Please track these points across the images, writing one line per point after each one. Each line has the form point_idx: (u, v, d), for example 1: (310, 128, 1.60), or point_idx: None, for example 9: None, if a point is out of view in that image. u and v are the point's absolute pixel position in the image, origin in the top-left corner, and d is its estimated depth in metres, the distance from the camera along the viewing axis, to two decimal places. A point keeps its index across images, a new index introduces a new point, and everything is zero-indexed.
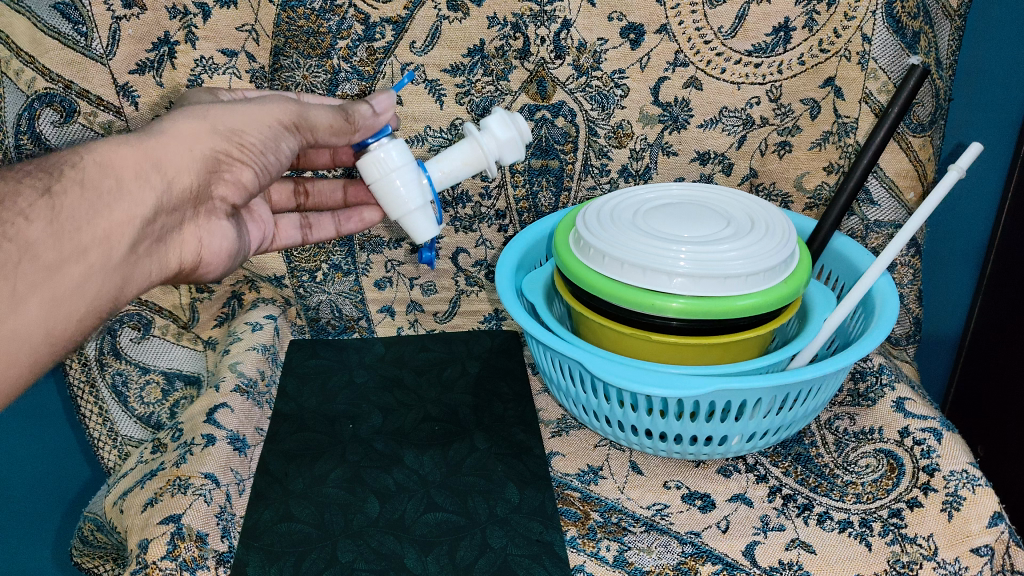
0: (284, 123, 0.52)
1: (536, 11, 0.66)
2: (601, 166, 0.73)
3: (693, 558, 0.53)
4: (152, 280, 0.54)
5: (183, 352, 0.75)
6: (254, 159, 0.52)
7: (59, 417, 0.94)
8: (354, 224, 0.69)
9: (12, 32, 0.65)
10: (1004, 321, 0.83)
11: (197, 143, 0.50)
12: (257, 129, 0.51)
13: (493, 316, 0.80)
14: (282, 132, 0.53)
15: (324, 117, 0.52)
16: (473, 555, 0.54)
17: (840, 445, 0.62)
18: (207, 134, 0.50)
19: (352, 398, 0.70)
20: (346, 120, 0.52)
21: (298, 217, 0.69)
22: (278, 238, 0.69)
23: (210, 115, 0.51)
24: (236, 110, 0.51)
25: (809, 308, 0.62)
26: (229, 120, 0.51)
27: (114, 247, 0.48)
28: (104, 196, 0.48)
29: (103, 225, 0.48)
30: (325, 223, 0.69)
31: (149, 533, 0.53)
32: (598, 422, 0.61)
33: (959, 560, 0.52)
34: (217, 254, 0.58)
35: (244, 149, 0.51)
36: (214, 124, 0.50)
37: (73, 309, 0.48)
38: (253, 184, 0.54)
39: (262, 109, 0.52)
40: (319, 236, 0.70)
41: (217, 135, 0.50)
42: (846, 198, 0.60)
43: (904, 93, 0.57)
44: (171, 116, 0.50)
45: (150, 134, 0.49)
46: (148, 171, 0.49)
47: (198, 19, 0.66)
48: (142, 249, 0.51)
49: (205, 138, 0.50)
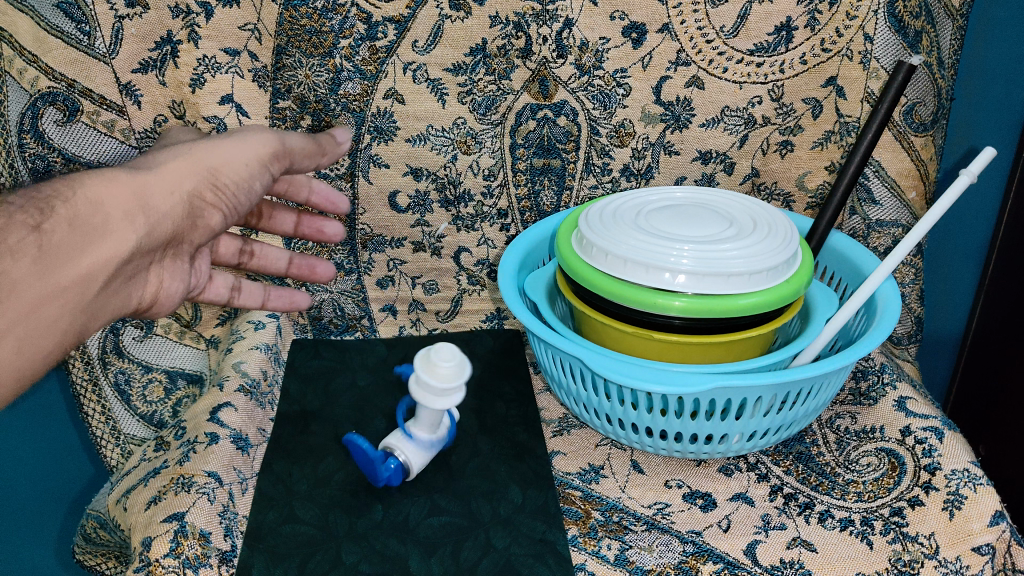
0: (263, 160, 0.56)
1: (538, 11, 0.66)
2: (603, 165, 0.73)
3: (694, 557, 0.53)
4: (113, 316, 0.55)
5: (186, 351, 0.76)
6: (225, 201, 0.55)
7: (60, 406, 0.91)
8: (282, 303, 0.72)
9: (14, 31, 0.64)
10: (1004, 322, 0.83)
11: (182, 182, 0.52)
12: (236, 170, 0.54)
13: (495, 315, 0.80)
14: (259, 170, 0.56)
15: (299, 142, 0.58)
16: (477, 555, 0.54)
17: (841, 444, 0.62)
18: (191, 172, 0.53)
19: (355, 400, 0.70)
20: (320, 148, 0.59)
21: (232, 278, 0.69)
22: (206, 289, 0.68)
23: (198, 153, 0.53)
24: (221, 146, 0.54)
25: (811, 307, 0.62)
26: (213, 159, 0.54)
27: (89, 286, 0.50)
28: (99, 222, 0.49)
29: (97, 249, 0.49)
30: (254, 291, 0.70)
31: (152, 531, 0.54)
32: (598, 420, 0.61)
33: (960, 559, 0.52)
34: (173, 296, 0.60)
35: (220, 189, 0.54)
36: (199, 162, 0.53)
37: (43, 346, 0.49)
38: (222, 224, 0.58)
39: (241, 149, 0.55)
40: (245, 301, 0.70)
41: (200, 174, 0.53)
42: (841, 196, 0.59)
43: (893, 89, 0.56)
44: (158, 154, 0.53)
45: (139, 170, 0.51)
46: (135, 212, 0.50)
47: (201, 18, 0.66)
48: (110, 288, 0.52)
49: (189, 177, 0.53)
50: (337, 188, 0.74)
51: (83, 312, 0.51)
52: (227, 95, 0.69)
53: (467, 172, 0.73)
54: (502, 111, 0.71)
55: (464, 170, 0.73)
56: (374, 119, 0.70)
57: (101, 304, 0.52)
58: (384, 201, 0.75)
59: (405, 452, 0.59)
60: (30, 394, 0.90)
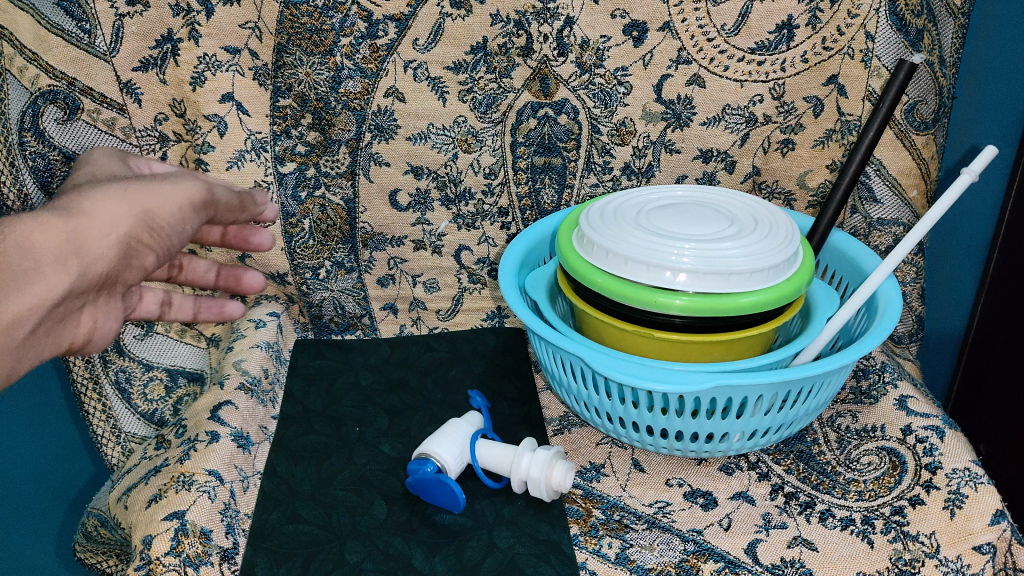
0: (193, 203, 0.57)
1: (539, 9, 0.66)
2: (604, 164, 0.73)
3: (696, 556, 0.53)
4: (44, 356, 0.54)
5: (186, 349, 0.76)
6: (158, 241, 0.55)
7: (60, 400, 0.90)
8: (213, 312, 0.75)
9: (15, 29, 0.64)
10: (1006, 321, 0.83)
11: (115, 225, 0.51)
12: (170, 211, 0.55)
13: (496, 314, 0.80)
14: (189, 214, 0.56)
15: (227, 197, 0.60)
16: (480, 554, 0.54)
17: (842, 443, 0.62)
18: (127, 217, 0.52)
19: (358, 400, 0.70)
20: (241, 203, 0.62)
21: (161, 295, 0.70)
22: (137, 309, 0.68)
23: (134, 195, 0.53)
24: (155, 189, 0.54)
25: (813, 305, 0.62)
26: (149, 201, 0.53)
27: (17, 331, 0.48)
28: (29, 267, 0.48)
29: (28, 293, 0.48)
30: (184, 305, 0.72)
31: (154, 528, 0.54)
32: (599, 419, 0.61)
33: (961, 558, 0.52)
34: (105, 335, 0.60)
35: (154, 233, 0.54)
36: (133, 206, 0.52)
37: None
38: (152, 265, 0.58)
39: (171, 193, 0.55)
40: (176, 315, 0.72)
41: (136, 219, 0.53)
42: (842, 195, 0.60)
43: (893, 87, 0.56)
44: (87, 194, 0.51)
45: (69, 212, 0.50)
46: (66, 256, 0.49)
47: (201, 17, 0.66)
48: (39, 331, 0.51)
49: (125, 222, 0.52)
50: (337, 187, 0.74)
51: (9, 357, 0.49)
52: (228, 93, 0.69)
53: (468, 171, 0.73)
54: (503, 109, 0.71)
55: (465, 169, 0.73)
56: (375, 117, 0.70)
57: (30, 347, 0.51)
58: (385, 200, 0.75)
59: (443, 455, 0.58)
60: (25, 391, 0.88)
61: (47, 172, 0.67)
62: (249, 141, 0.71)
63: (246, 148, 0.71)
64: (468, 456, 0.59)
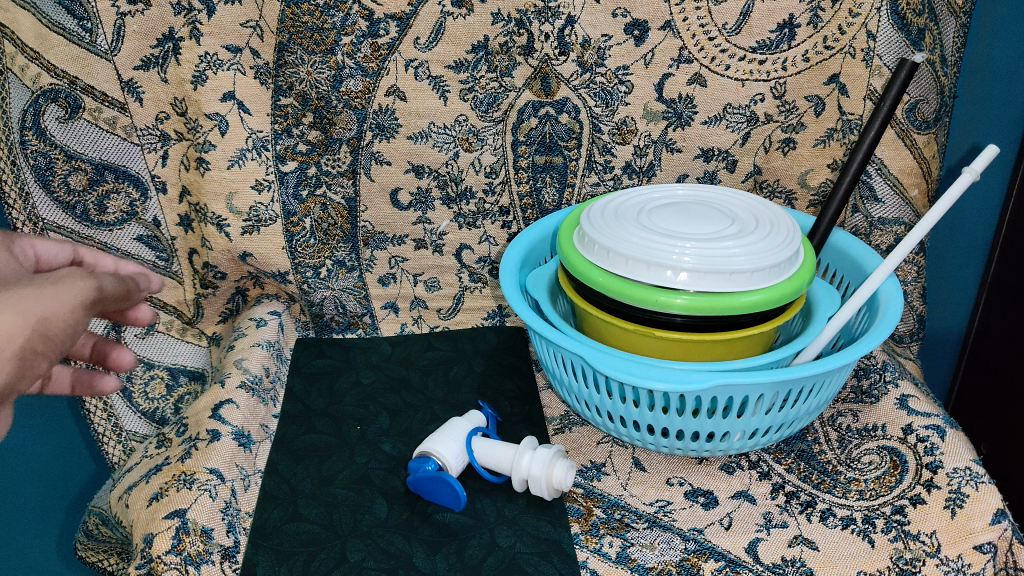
0: (86, 304, 0.43)
1: (541, 8, 0.66)
2: (605, 162, 0.73)
3: (696, 555, 0.53)
4: None
5: (188, 348, 0.76)
6: (57, 351, 0.41)
7: (61, 399, 0.87)
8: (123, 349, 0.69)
9: (17, 28, 0.64)
10: (1007, 320, 0.83)
11: (11, 339, 0.38)
12: (65, 316, 0.41)
13: (497, 312, 0.80)
14: (84, 318, 0.43)
15: (115, 286, 0.46)
16: (482, 553, 0.54)
17: (843, 442, 0.62)
18: (17, 328, 0.38)
19: (359, 398, 0.69)
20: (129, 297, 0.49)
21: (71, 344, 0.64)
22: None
23: (22, 300, 0.39)
24: (45, 292, 0.41)
25: (814, 304, 0.62)
26: (40, 305, 0.40)
27: None
28: None
29: None
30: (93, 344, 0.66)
31: (155, 527, 0.54)
32: (601, 418, 0.61)
33: (962, 558, 0.52)
34: None
35: (51, 342, 0.40)
36: (22, 312, 0.39)
37: None
38: None
39: (65, 292, 0.42)
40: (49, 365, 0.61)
41: (28, 328, 0.39)
42: (844, 192, 0.59)
43: (895, 86, 0.56)
44: None
45: None
46: None
47: (202, 15, 0.66)
48: None
49: (15, 334, 0.38)
50: (339, 186, 0.74)
51: None
52: (229, 92, 0.69)
53: (469, 169, 0.73)
54: (504, 108, 0.71)
55: (466, 168, 0.73)
56: (376, 116, 0.70)
57: None
58: (386, 198, 0.75)
59: (445, 454, 0.58)
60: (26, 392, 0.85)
61: (48, 171, 0.67)
62: (250, 140, 0.71)
63: (247, 147, 0.71)
64: (468, 456, 0.59)
